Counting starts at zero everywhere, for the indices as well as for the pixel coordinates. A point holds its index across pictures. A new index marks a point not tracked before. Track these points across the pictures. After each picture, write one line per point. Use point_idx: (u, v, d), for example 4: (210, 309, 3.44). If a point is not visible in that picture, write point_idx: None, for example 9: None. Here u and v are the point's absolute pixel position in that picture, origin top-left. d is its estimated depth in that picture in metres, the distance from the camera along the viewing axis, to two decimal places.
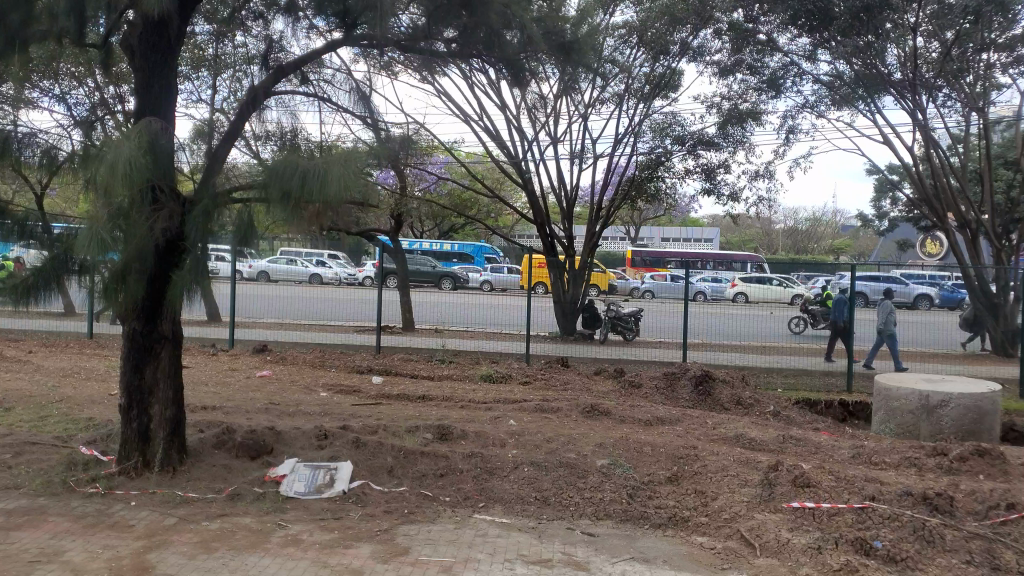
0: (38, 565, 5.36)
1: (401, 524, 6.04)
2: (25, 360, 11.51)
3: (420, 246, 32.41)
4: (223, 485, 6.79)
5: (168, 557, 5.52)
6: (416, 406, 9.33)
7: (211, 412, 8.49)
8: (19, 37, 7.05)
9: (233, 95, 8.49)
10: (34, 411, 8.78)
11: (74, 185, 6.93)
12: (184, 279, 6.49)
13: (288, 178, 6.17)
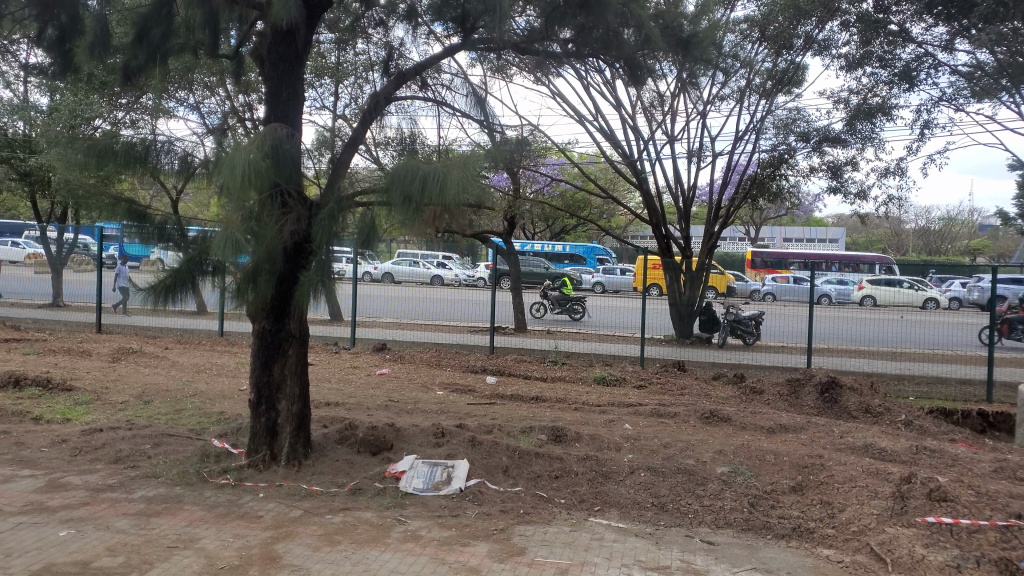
0: (176, 550, 5.66)
1: (517, 524, 6.07)
2: (163, 355, 12.20)
3: (532, 247, 32.62)
4: (345, 480, 6.99)
5: (294, 548, 5.71)
6: (532, 407, 9.35)
7: (334, 409, 8.77)
8: (160, 50, 7.45)
9: (356, 102, 8.72)
10: (170, 405, 9.29)
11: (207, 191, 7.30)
12: (310, 279, 6.71)
13: (408, 182, 6.27)
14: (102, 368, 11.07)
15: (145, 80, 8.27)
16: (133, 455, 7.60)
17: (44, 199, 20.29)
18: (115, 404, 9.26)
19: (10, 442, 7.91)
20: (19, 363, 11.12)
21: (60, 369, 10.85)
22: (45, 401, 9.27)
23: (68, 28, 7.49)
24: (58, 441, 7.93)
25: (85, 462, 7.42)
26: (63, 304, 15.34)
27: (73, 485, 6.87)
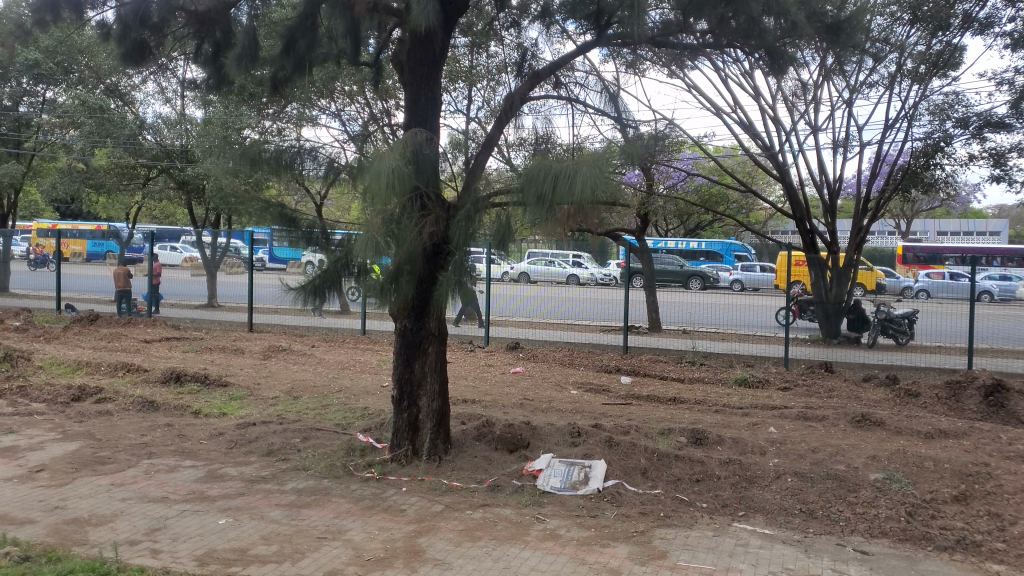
0: (325, 541, 5.88)
1: (658, 527, 5.96)
2: (309, 353, 12.76)
3: (666, 245, 32.13)
4: (484, 476, 7.07)
5: (436, 543, 5.82)
6: (670, 408, 9.19)
7: (471, 406, 8.90)
8: (305, 60, 7.75)
9: (490, 103, 8.79)
10: (317, 400, 9.67)
11: (349, 195, 7.54)
12: (448, 280, 6.82)
13: (541, 181, 6.28)
14: (254, 365, 11.66)
15: (292, 90, 8.64)
16: (284, 448, 7.96)
17: (200, 207, 21.63)
18: (266, 399, 9.73)
19: (174, 433, 8.45)
20: (181, 360, 11.89)
21: (217, 365, 11.52)
22: (204, 396, 9.85)
23: (222, 43, 7.90)
24: (216, 434, 8.41)
25: (240, 454, 7.83)
26: (218, 305, 16.28)
27: (230, 476, 7.26)
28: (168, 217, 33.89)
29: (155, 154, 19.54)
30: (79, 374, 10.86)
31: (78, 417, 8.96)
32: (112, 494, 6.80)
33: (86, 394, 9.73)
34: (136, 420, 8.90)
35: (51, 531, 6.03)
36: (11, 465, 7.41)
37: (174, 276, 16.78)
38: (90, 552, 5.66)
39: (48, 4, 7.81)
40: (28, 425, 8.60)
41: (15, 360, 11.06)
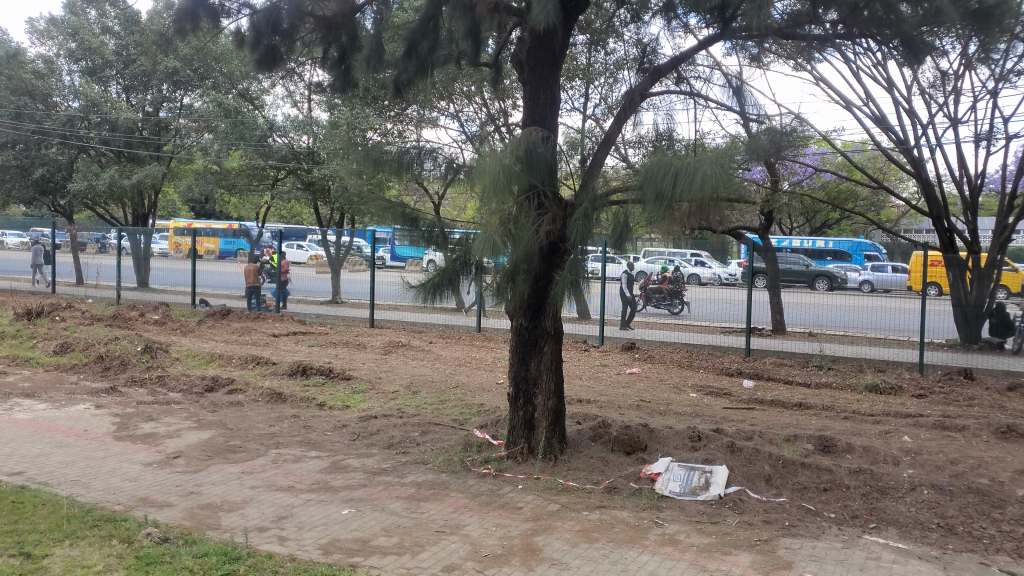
0: (444, 536, 5.95)
1: (782, 536, 5.75)
2: (427, 349, 12.99)
3: (789, 244, 31.10)
4: (600, 477, 7.01)
5: (553, 542, 5.81)
6: (795, 413, 8.87)
7: (588, 406, 8.84)
8: (427, 62, 7.88)
9: (607, 101, 8.70)
10: (435, 396, 9.83)
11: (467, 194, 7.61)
12: (563, 280, 6.80)
13: (660, 178, 6.16)
14: (375, 360, 11.98)
15: (414, 92, 8.81)
16: (403, 442, 8.13)
17: (325, 207, 22.39)
18: (386, 394, 9.96)
19: (300, 424, 8.77)
20: (307, 354, 12.32)
21: (340, 360, 11.89)
22: (327, 389, 10.18)
23: (348, 47, 8.13)
24: (339, 426, 8.67)
25: (362, 447, 8.04)
26: (341, 301, 16.83)
27: (352, 467, 7.46)
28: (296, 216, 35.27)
29: (283, 155, 20.33)
30: (212, 366, 11.42)
31: (211, 406, 9.43)
32: (243, 481, 7.10)
33: (219, 385, 10.22)
34: (265, 411, 9.27)
35: (188, 514, 6.35)
36: (151, 450, 7.85)
37: (300, 274, 17.41)
38: (223, 536, 5.92)
39: (189, 13, 8.22)
40: (167, 413, 9.10)
41: (155, 352, 11.73)
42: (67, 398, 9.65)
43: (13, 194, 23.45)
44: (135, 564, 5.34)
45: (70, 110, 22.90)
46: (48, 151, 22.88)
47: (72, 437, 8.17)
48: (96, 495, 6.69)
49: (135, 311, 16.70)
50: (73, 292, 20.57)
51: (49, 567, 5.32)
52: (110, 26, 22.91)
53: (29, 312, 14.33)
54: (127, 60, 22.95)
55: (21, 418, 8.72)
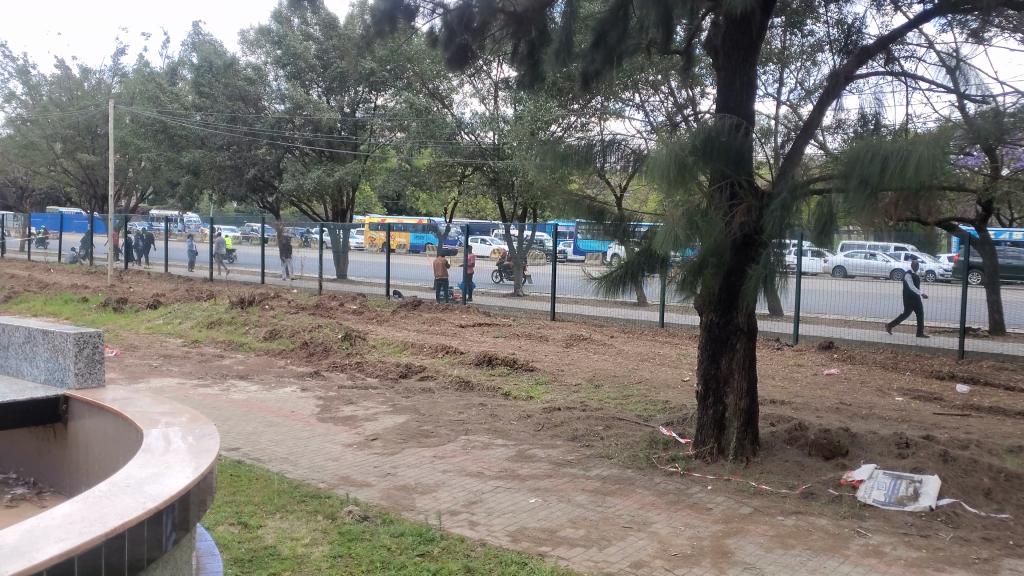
0: (631, 532, 5.88)
1: (1005, 556, 5.25)
2: (609, 343, 12.95)
3: (1008, 237, 28.46)
4: (796, 482, 6.69)
5: (745, 545, 5.61)
6: (1017, 423, 8.08)
7: (782, 407, 8.48)
8: (615, 52, 7.77)
9: (804, 85, 8.28)
10: (619, 391, 9.75)
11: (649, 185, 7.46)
12: (757, 275, 6.53)
13: (867, 164, 5.69)
14: (558, 353, 12.07)
15: (604, 83, 8.75)
16: (588, 435, 8.12)
17: (509, 201, 22.80)
18: (570, 386, 10.01)
19: (486, 413, 8.98)
20: (493, 345, 12.60)
21: (525, 351, 12.09)
22: (513, 379, 10.37)
23: (538, 42, 8.22)
24: (525, 416, 8.80)
25: (548, 437, 8.11)
26: (524, 294, 17.07)
27: (539, 457, 7.55)
28: (482, 209, 36.17)
29: (470, 152, 20.85)
30: (405, 354, 11.92)
31: (405, 392, 9.84)
32: (435, 465, 7.36)
33: (411, 371, 10.67)
34: (454, 398, 9.58)
35: (384, 494, 6.65)
36: (351, 432, 8.30)
37: (484, 267, 17.80)
38: (417, 517, 6.15)
39: (386, 15, 8.57)
40: (364, 398, 9.59)
41: (354, 339, 12.38)
42: (276, 381, 10.38)
43: (229, 191, 25.57)
44: (338, 539, 5.65)
45: (278, 113, 24.63)
46: (257, 152, 24.70)
47: (281, 417, 8.79)
48: (302, 472, 7.15)
49: (335, 301, 17.74)
50: (279, 283, 22.16)
51: (262, 536, 5.72)
52: (312, 33, 24.33)
53: (243, 301, 15.54)
54: (327, 63, 24.27)
55: (237, 398, 9.47)
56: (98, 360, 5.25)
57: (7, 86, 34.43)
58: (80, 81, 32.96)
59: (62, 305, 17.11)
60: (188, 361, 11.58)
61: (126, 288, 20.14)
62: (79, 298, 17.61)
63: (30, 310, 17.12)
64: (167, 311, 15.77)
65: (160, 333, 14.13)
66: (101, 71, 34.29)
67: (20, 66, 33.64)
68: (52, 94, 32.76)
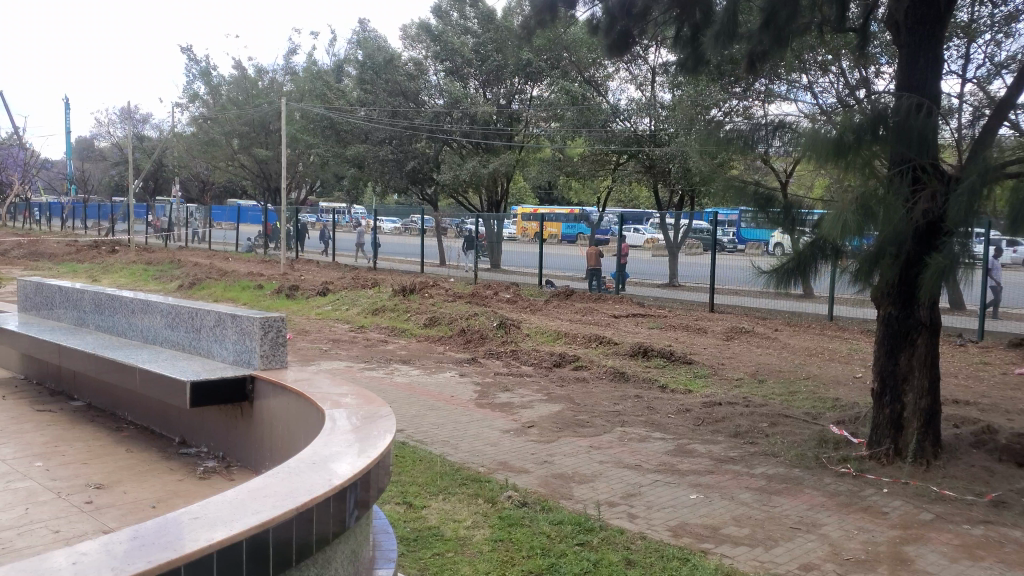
0: (799, 533, 5.64)
1: None
2: (773, 336, 12.49)
3: None
4: (985, 489, 6.21)
5: (926, 554, 5.25)
6: None
7: (966, 408, 7.90)
8: (785, 32, 7.35)
9: (995, 60, 7.64)
10: (784, 386, 9.39)
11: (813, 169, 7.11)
12: (936, 266, 6.00)
13: None
14: (719, 346, 11.76)
15: (773, 62, 8.37)
16: (752, 432, 7.86)
17: (664, 189, 22.40)
18: (731, 380, 9.73)
19: (644, 405, 8.86)
20: (649, 336, 12.43)
21: (682, 343, 11.85)
22: (670, 371, 10.19)
23: (701, 24, 7.94)
24: (684, 410, 8.62)
25: (708, 433, 7.91)
26: (679, 284, 16.90)
27: (699, 452, 7.37)
28: (636, 196, 35.77)
29: (625, 139, 20.63)
30: (559, 343, 11.94)
31: (560, 381, 9.87)
32: (592, 456, 7.32)
33: (566, 361, 10.68)
34: (610, 389, 9.51)
35: (543, 482, 6.69)
36: (508, 418, 8.40)
37: (636, 257, 17.51)
38: (576, 506, 6.15)
39: (547, 4, 8.57)
40: (521, 385, 9.70)
41: (509, 327, 12.52)
42: (436, 366, 10.68)
43: (390, 183, 26.56)
44: (499, 524, 5.72)
45: (436, 107, 25.27)
46: (418, 145, 25.57)
47: (441, 401, 9.03)
48: (463, 456, 7.30)
49: (490, 290, 18.04)
50: (437, 271, 22.78)
51: (426, 517, 5.87)
52: (470, 27, 24.78)
53: (404, 289, 16.06)
54: (484, 56, 24.61)
55: (399, 382, 9.82)
56: (281, 342, 5.56)
57: (192, 87, 37.14)
58: (255, 81, 35.11)
59: (240, 291, 18.30)
60: (354, 346, 12.12)
61: (297, 275, 21.29)
62: (254, 285, 18.77)
63: (213, 296, 18.41)
64: (334, 298, 16.57)
65: (328, 319, 14.85)
66: (275, 70, 36.31)
67: (202, 67, 36.18)
68: (231, 93, 35.08)
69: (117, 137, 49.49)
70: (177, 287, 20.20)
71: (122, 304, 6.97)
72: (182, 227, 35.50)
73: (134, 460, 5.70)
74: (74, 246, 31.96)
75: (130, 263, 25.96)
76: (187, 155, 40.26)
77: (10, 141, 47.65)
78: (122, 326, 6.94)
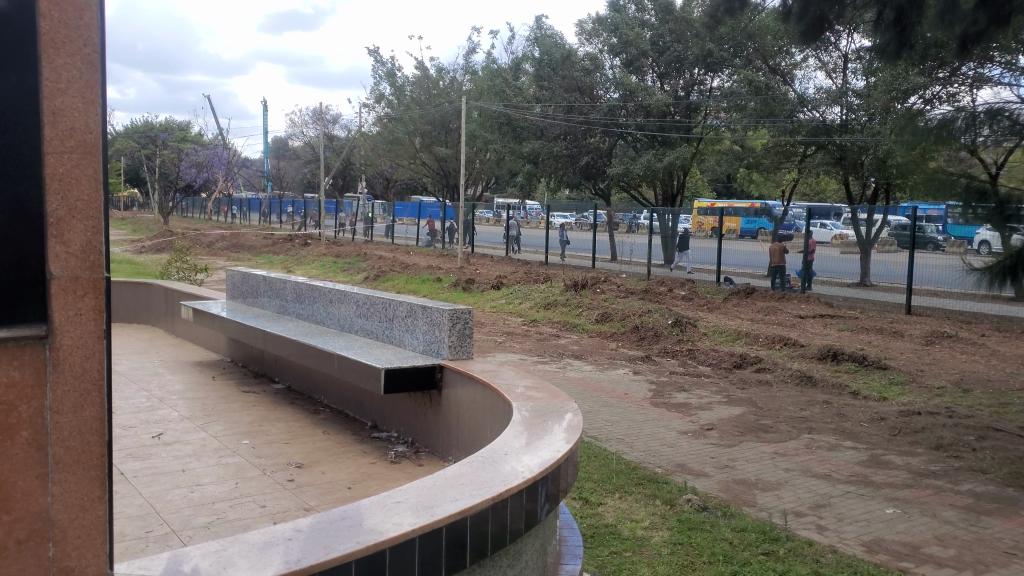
0: (1015, 559, 5.13)
1: None
2: (980, 342, 11.49)
3: None
4: None
5: None
6: None
7: None
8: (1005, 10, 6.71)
9: None
10: (993, 398, 8.61)
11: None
12: None
13: None
14: (917, 351, 10.97)
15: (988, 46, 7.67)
16: (956, 445, 7.25)
17: (855, 182, 21.14)
18: (931, 389, 9.04)
19: (832, 411, 8.39)
20: (838, 338, 11.78)
21: (876, 348, 11.11)
22: (861, 377, 9.59)
23: (907, 6, 7.41)
24: (878, 419, 8.09)
25: (905, 444, 7.37)
26: (871, 284, 15.95)
27: (895, 464, 6.88)
28: (820, 189, 33.99)
29: (813, 129, 19.63)
30: (739, 343, 11.53)
31: (741, 383, 9.52)
32: (777, 463, 7.00)
33: (747, 362, 10.30)
34: (795, 394, 9.07)
35: (724, 487, 6.46)
36: (686, 420, 8.20)
37: (825, 254, 16.65)
38: (760, 514, 5.90)
39: None
40: (698, 386, 9.43)
41: (685, 325, 12.22)
42: (610, 363, 10.60)
43: (565, 178, 26.76)
44: (678, 527, 5.57)
45: (612, 101, 25.10)
46: (592, 140, 25.55)
47: (616, 398, 8.93)
48: (639, 455, 7.19)
49: (666, 286, 17.72)
50: (609, 267, 22.62)
51: (603, 514, 5.80)
52: (648, 19, 24.45)
53: (576, 284, 16.08)
54: (663, 47, 24.26)
55: (574, 376, 9.82)
56: (468, 334, 5.66)
57: (378, 88, 38.93)
58: (436, 80, 36.36)
59: (420, 284, 19.00)
60: (529, 339, 12.24)
61: (474, 269, 21.83)
62: (433, 278, 19.39)
63: (396, 288, 19.19)
64: (508, 292, 16.84)
65: (502, 312, 15.10)
66: (455, 69, 37.33)
67: (388, 69, 37.87)
68: (414, 93, 36.51)
69: (309, 136, 52.70)
70: (363, 278, 21.28)
71: (320, 293, 7.37)
72: (366, 222, 37.33)
73: (330, 442, 6.00)
74: (271, 239, 34.38)
75: (320, 255, 27.54)
76: (372, 154, 42.29)
77: (216, 142, 51.83)
78: (320, 315, 7.34)
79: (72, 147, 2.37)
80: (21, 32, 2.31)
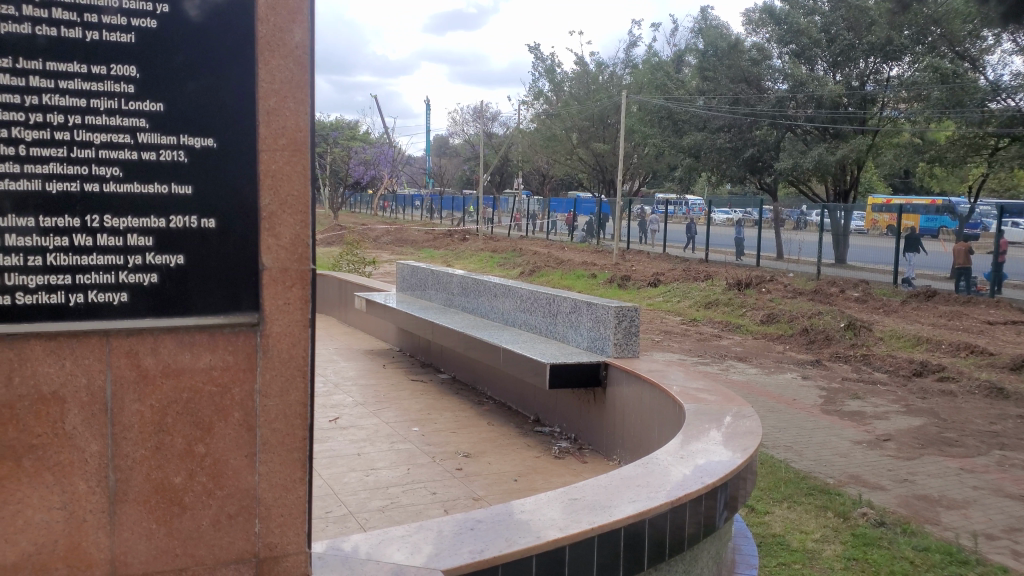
0: None
1: None
2: None
3: None
4: None
5: None
6: None
7: None
8: None
9: None
10: None
11: None
12: None
13: None
14: None
15: None
16: None
17: None
18: None
19: None
20: None
21: None
22: None
23: None
24: None
25: None
26: None
27: None
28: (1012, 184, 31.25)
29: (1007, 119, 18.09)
30: (920, 350, 10.80)
31: (921, 393, 8.92)
32: (963, 479, 6.50)
33: (928, 370, 9.63)
34: (983, 406, 8.39)
35: (903, 502, 6.06)
36: (859, 429, 7.76)
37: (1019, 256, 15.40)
38: (945, 534, 5.48)
39: None
40: (873, 393, 8.91)
41: (858, 329, 11.58)
42: (776, 366, 10.20)
43: (728, 173, 26.06)
44: (852, 541, 5.27)
45: (780, 93, 24.19)
46: (757, 133, 24.73)
47: (783, 403, 8.59)
48: (809, 464, 6.87)
49: (836, 287, 16.91)
50: (774, 265, 21.77)
51: (770, 524, 5.59)
52: (818, 6, 23.48)
53: (739, 283, 15.61)
54: (834, 36, 23.22)
55: (737, 379, 9.52)
56: (634, 332, 5.59)
57: (537, 85, 39.30)
58: (595, 75, 36.33)
59: (575, 280, 19.05)
60: (689, 339, 11.99)
61: (630, 266, 21.67)
62: (589, 274, 19.38)
63: (552, 284, 19.32)
64: (666, 290, 16.58)
65: (660, 310, 14.87)
66: (615, 63, 37.10)
67: (548, 65, 38.19)
68: (573, 89, 36.61)
69: (469, 134, 53.95)
70: (518, 273, 21.55)
71: (485, 288, 7.50)
72: (524, 218, 37.83)
73: (496, 434, 6.09)
74: (432, 234, 35.47)
75: (479, 250, 28.13)
76: (530, 150, 42.75)
77: (383, 140, 54.06)
78: (484, 309, 7.47)
79: (284, 144, 2.58)
80: (241, 34, 2.49)
